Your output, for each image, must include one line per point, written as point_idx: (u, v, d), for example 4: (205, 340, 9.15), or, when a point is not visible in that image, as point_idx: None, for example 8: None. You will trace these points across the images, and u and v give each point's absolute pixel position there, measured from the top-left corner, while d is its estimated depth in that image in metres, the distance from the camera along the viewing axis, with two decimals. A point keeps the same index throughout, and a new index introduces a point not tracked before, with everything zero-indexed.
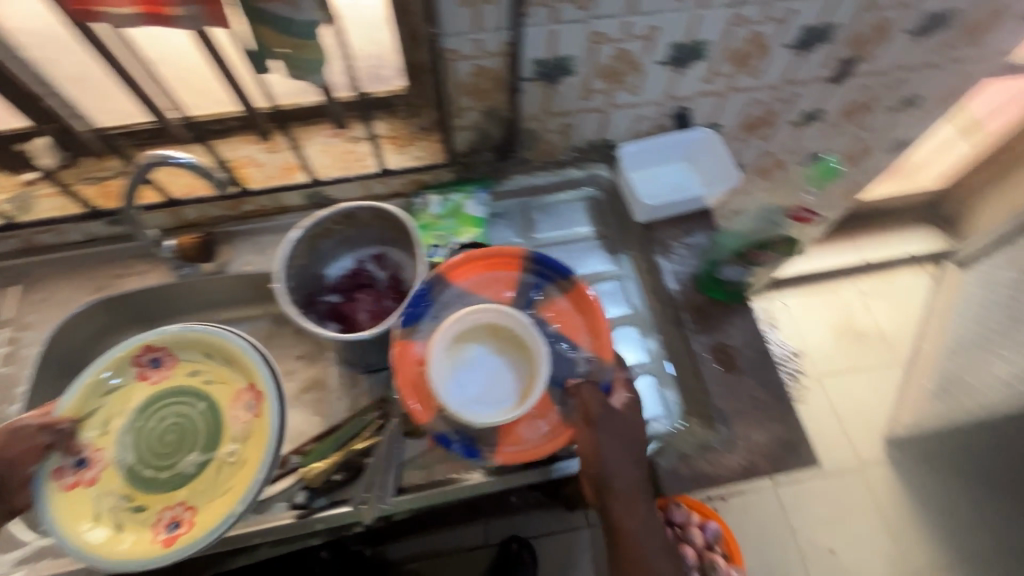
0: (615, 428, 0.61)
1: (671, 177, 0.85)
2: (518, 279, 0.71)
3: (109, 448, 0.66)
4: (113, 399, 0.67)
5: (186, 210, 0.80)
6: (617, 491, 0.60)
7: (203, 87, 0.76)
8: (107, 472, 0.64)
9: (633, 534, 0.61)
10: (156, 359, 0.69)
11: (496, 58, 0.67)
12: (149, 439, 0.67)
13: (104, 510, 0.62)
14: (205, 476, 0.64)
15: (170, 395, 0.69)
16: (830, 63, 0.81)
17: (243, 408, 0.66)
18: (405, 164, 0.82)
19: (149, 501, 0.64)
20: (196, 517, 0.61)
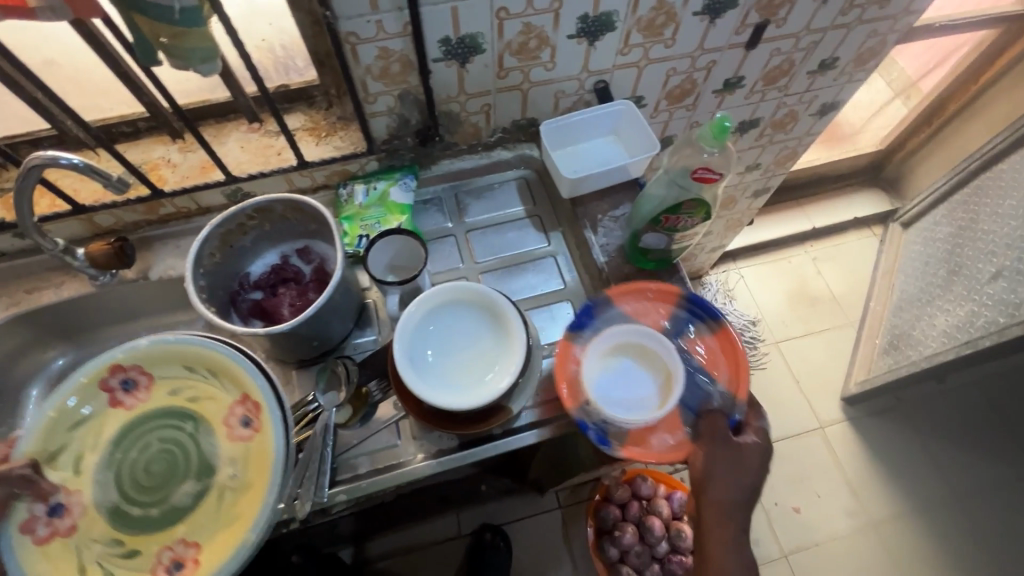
0: (733, 458, 0.66)
1: (595, 153, 0.87)
2: (674, 311, 0.72)
3: (87, 488, 0.54)
4: (84, 432, 0.56)
5: (98, 217, 0.76)
6: (707, 505, 0.68)
7: (102, 88, 0.75)
8: (87, 517, 0.53)
9: (719, 548, 0.67)
10: (127, 380, 0.58)
11: (401, 39, 0.66)
12: (132, 472, 0.56)
13: (91, 560, 0.51)
14: (206, 506, 0.54)
15: (150, 419, 0.58)
16: (741, 30, 0.82)
17: (240, 422, 0.56)
18: (326, 155, 0.80)
19: (144, 543, 0.53)
20: (201, 553, 0.51)
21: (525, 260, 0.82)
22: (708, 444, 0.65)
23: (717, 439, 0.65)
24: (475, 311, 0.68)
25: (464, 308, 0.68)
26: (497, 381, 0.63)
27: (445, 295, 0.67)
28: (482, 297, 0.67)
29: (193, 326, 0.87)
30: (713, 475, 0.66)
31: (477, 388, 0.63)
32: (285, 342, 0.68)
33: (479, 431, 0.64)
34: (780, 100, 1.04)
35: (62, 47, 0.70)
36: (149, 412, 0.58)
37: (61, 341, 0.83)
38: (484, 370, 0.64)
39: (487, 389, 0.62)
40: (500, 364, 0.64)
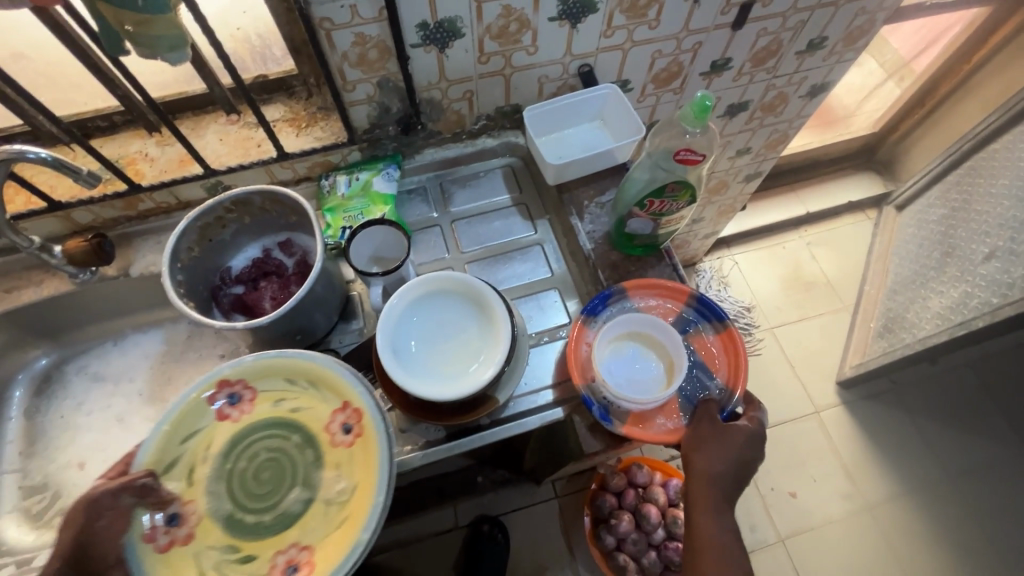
0: (725, 436, 0.64)
1: (581, 138, 0.86)
2: (682, 309, 0.72)
3: (200, 498, 0.56)
4: (195, 444, 0.57)
5: (75, 214, 0.75)
6: (696, 486, 0.64)
7: (75, 82, 0.73)
8: (202, 526, 0.55)
9: (710, 532, 0.63)
10: (233, 394, 0.59)
11: (377, 25, 0.65)
12: (244, 480, 0.57)
13: (210, 567, 0.53)
14: (317, 511, 0.55)
15: (257, 430, 0.59)
16: (727, 9, 0.80)
17: (342, 429, 0.58)
18: (306, 146, 0.78)
19: (258, 549, 0.54)
20: (315, 556, 0.53)
21: (512, 248, 0.81)
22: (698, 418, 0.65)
23: (706, 413, 0.64)
24: (460, 301, 0.67)
25: (449, 298, 0.67)
26: (482, 370, 0.62)
27: (429, 285, 0.66)
28: (467, 286, 0.66)
29: (178, 322, 0.86)
30: (704, 453, 0.63)
31: (461, 378, 0.62)
32: (267, 336, 0.67)
33: (464, 420, 0.63)
34: (769, 82, 1.03)
35: (30, 40, 0.68)
36: (256, 424, 0.59)
37: (45, 340, 0.82)
38: (468, 360, 0.64)
39: (472, 379, 0.62)
40: (485, 353, 0.63)
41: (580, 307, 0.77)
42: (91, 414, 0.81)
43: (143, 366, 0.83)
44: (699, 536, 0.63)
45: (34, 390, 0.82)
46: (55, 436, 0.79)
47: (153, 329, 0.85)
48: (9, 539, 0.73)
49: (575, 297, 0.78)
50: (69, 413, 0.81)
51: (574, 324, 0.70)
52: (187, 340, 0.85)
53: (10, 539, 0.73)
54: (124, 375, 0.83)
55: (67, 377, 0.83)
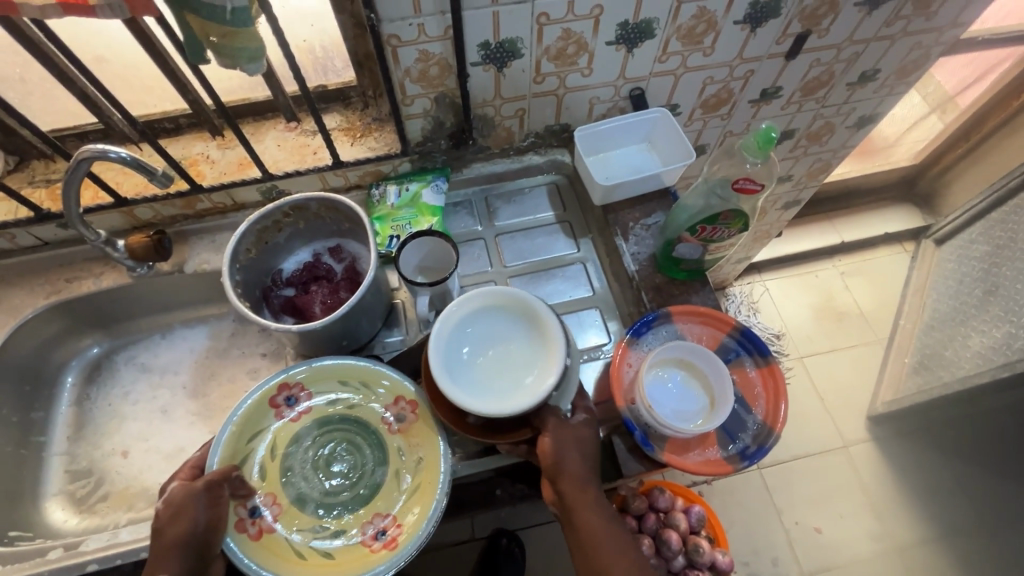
0: (573, 430, 0.61)
1: (628, 160, 0.86)
2: (724, 340, 0.72)
3: (281, 490, 0.63)
4: (262, 443, 0.64)
5: (138, 210, 0.78)
6: (569, 486, 0.59)
7: (148, 85, 0.76)
8: (287, 512, 0.62)
9: (595, 527, 0.58)
10: (290, 396, 0.66)
11: (441, 43, 0.67)
12: (319, 469, 0.65)
13: (306, 545, 0.60)
14: (392, 485, 0.63)
15: (316, 429, 0.66)
16: (783, 39, 0.81)
17: (398, 418, 0.66)
18: (360, 155, 0.80)
19: (346, 524, 0.62)
20: (398, 521, 0.61)
21: (553, 265, 0.82)
22: (548, 423, 0.60)
23: (553, 419, 0.61)
24: (516, 318, 0.66)
25: (504, 313, 0.66)
26: (534, 389, 0.60)
27: (487, 298, 0.66)
28: (525, 304, 0.65)
29: (223, 319, 0.88)
30: (564, 455, 0.59)
31: (510, 394, 0.61)
32: (315, 340, 0.69)
33: (525, 435, 0.61)
34: (817, 111, 1.02)
35: (110, 44, 0.71)
36: (314, 424, 0.66)
37: (98, 329, 0.85)
38: (518, 376, 0.63)
39: (522, 398, 0.60)
40: (537, 372, 0.62)
41: (620, 327, 0.77)
42: (136, 404, 0.82)
43: (188, 360, 0.85)
44: (587, 534, 0.58)
45: (84, 377, 0.84)
46: (101, 423, 0.81)
47: (199, 324, 0.88)
48: (52, 522, 0.75)
49: (616, 319, 0.78)
50: (115, 401, 0.83)
51: (618, 345, 0.70)
52: (230, 336, 0.87)
53: (55, 522, 0.75)
54: (170, 367, 0.85)
55: (115, 366, 0.85)
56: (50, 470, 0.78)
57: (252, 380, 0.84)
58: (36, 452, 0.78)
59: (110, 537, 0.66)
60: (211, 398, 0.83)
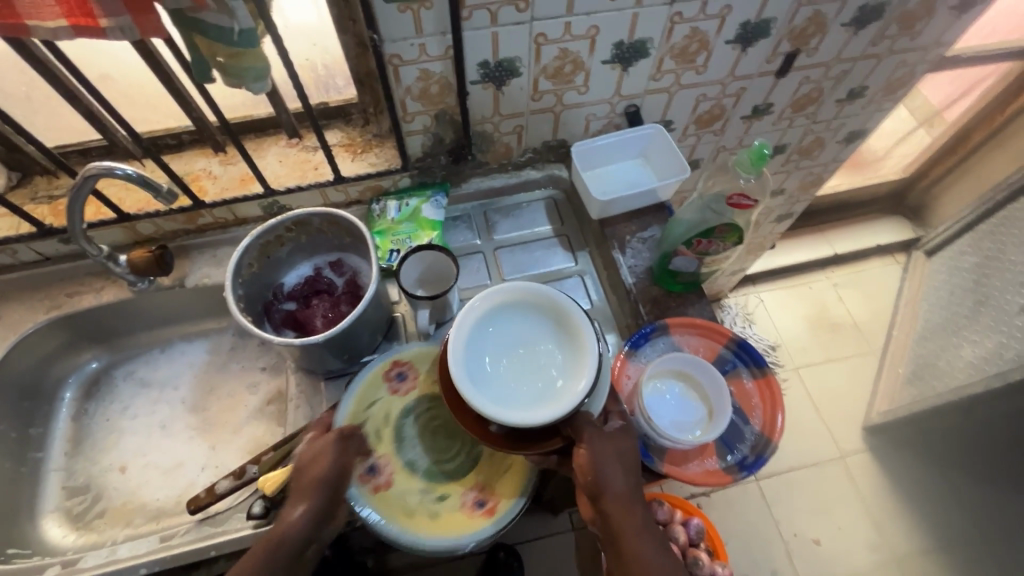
0: (609, 441, 0.59)
1: (624, 175, 0.88)
2: (720, 351, 0.73)
3: (393, 454, 0.66)
4: (377, 410, 0.68)
5: (140, 225, 0.79)
6: (610, 500, 0.58)
7: (152, 102, 0.77)
8: (398, 474, 0.65)
9: (638, 540, 0.58)
10: (402, 373, 0.70)
11: (441, 62, 0.68)
12: (425, 438, 0.68)
13: (414, 504, 0.63)
14: (492, 457, 0.67)
15: (420, 403, 0.69)
16: (774, 58, 0.83)
17: None
18: (361, 171, 0.82)
19: (449, 489, 0.65)
20: (498, 489, 0.64)
21: (552, 278, 0.83)
22: (585, 433, 0.58)
23: (590, 428, 0.59)
24: (540, 319, 0.65)
25: (529, 313, 0.65)
26: (559, 397, 0.59)
27: (514, 296, 0.64)
28: (551, 305, 0.64)
29: (223, 333, 0.89)
30: (604, 468, 0.58)
31: (535, 401, 0.59)
32: (317, 354, 0.69)
33: (555, 445, 0.59)
34: (807, 127, 1.05)
35: (118, 64, 0.72)
36: (419, 398, 0.69)
37: (97, 344, 0.85)
38: (542, 382, 0.61)
39: (546, 407, 0.58)
40: (565, 378, 0.61)
41: (618, 340, 0.78)
42: (135, 419, 0.82)
43: (187, 374, 0.85)
44: (631, 548, 0.58)
45: (82, 393, 0.84)
46: (99, 438, 0.81)
47: (198, 339, 0.88)
48: (49, 539, 0.74)
49: (614, 331, 0.79)
50: (113, 416, 0.83)
51: (616, 357, 0.71)
52: (230, 350, 0.87)
53: (51, 539, 0.74)
54: (169, 382, 0.85)
55: (113, 381, 0.85)
56: (47, 487, 0.77)
57: (252, 394, 0.84)
58: (33, 468, 0.78)
59: (108, 553, 0.65)
60: (209, 412, 0.83)
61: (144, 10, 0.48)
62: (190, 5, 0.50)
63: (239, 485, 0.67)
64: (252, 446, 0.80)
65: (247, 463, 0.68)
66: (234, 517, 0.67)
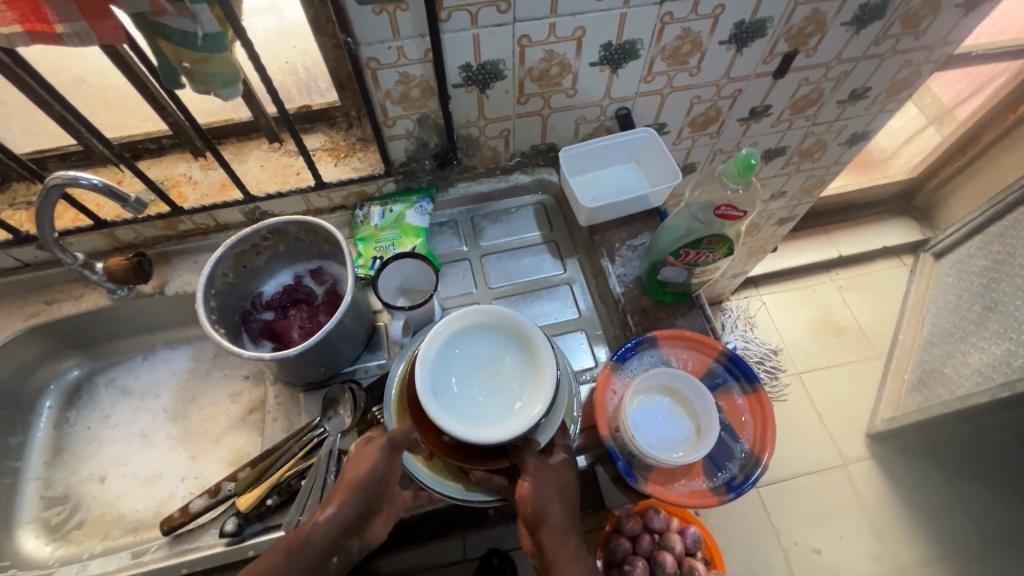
0: (554, 474, 0.58)
1: (615, 180, 0.85)
2: (709, 365, 0.70)
3: None
4: None
5: (119, 232, 0.78)
6: (548, 533, 0.56)
7: (129, 106, 0.75)
8: None
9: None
10: None
11: (421, 65, 0.66)
12: None
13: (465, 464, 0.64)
14: None
15: None
16: (771, 58, 0.80)
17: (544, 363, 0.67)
18: (344, 176, 0.79)
19: None
20: None
21: (540, 287, 0.81)
22: (529, 464, 0.58)
23: (535, 461, 0.58)
24: (513, 344, 0.63)
25: (504, 337, 0.64)
26: (514, 418, 0.57)
27: (487, 317, 0.63)
28: (529, 335, 0.62)
29: (206, 340, 0.87)
30: (543, 500, 0.57)
31: (493, 420, 0.57)
32: (294, 366, 0.67)
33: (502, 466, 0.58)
34: (808, 129, 1.01)
35: (93, 68, 0.70)
36: None
37: (79, 351, 0.84)
38: (501, 405, 0.59)
39: (497, 428, 0.56)
40: (523, 402, 0.58)
41: (607, 352, 0.76)
42: (116, 428, 0.81)
43: (168, 383, 0.84)
44: None
45: (63, 401, 0.83)
46: (79, 447, 0.80)
47: (180, 346, 0.87)
48: (27, 551, 0.73)
49: (603, 344, 0.76)
50: (95, 425, 0.82)
51: (602, 369, 0.69)
52: (213, 359, 0.86)
53: (29, 551, 0.73)
54: (151, 390, 0.84)
55: (96, 389, 0.84)
56: (26, 497, 0.76)
57: (234, 403, 0.82)
58: (13, 478, 0.77)
59: (79, 568, 0.64)
60: (191, 422, 0.81)
61: (99, 15, 0.46)
62: (151, 9, 0.48)
63: (214, 504, 0.65)
64: (233, 456, 0.78)
65: (220, 480, 0.66)
66: (207, 535, 0.65)
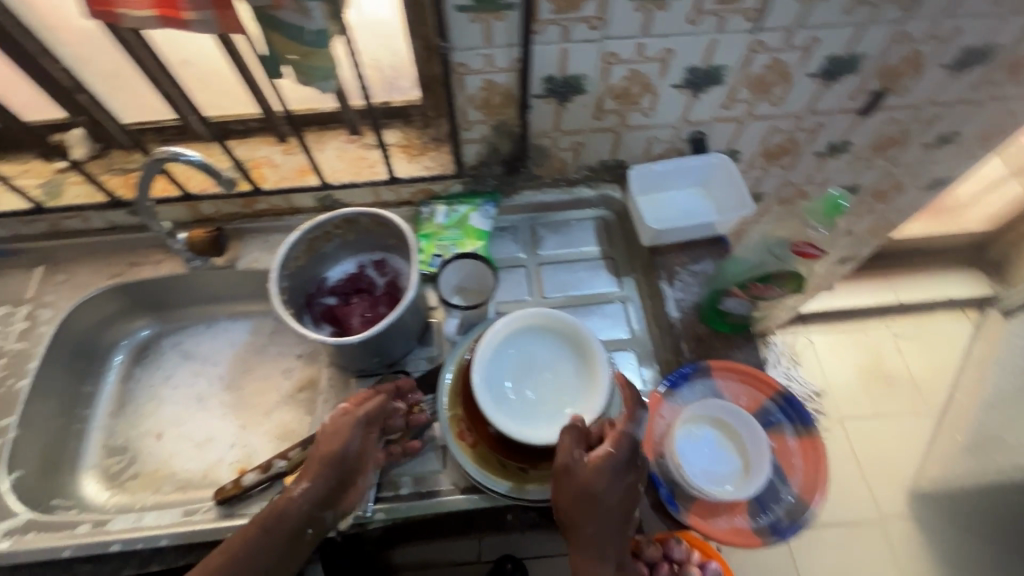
0: (589, 478, 0.54)
1: (680, 204, 0.84)
2: (762, 403, 0.69)
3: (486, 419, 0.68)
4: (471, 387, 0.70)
5: (201, 205, 0.82)
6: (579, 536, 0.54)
7: (224, 89, 0.79)
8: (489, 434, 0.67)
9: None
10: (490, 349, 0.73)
11: (506, 73, 0.67)
12: None
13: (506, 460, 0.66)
14: None
15: None
16: (858, 96, 0.78)
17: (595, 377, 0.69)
18: (415, 173, 0.81)
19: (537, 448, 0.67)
20: None
21: (593, 301, 0.81)
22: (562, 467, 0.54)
23: (563, 462, 0.54)
24: (566, 349, 0.67)
25: (557, 341, 0.67)
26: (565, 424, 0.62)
27: (542, 320, 0.67)
28: (582, 342, 0.66)
29: (266, 316, 0.91)
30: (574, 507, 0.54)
31: (544, 422, 0.62)
32: (351, 352, 0.70)
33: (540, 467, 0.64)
34: (886, 169, 0.97)
35: (198, 50, 0.75)
36: None
37: (150, 312, 0.89)
38: (552, 408, 0.64)
39: (548, 431, 0.61)
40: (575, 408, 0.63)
41: (655, 375, 0.75)
42: (176, 389, 0.86)
43: (227, 352, 0.88)
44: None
45: (131, 357, 0.88)
46: (141, 403, 0.85)
47: (240, 319, 0.91)
48: (86, 495, 0.78)
49: (653, 366, 0.75)
50: (157, 383, 0.86)
51: (653, 394, 0.69)
52: (269, 336, 0.89)
53: (88, 495, 0.78)
54: (210, 357, 0.88)
55: (161, 350, 0.89)
56: (90, 443, 0.81)
57: (285, 380, 0.85)
58: (81, 423, 0.82)
59: (134, 519, 0.68)
60: (243, 392, 0.85)
61: (223, 5, 0.50)
62: (270, 3, 0.51)
63: (264, 479, 0.68)
64: (281, 431, 0.81)
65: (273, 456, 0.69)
66: (255, 507, 0.68)
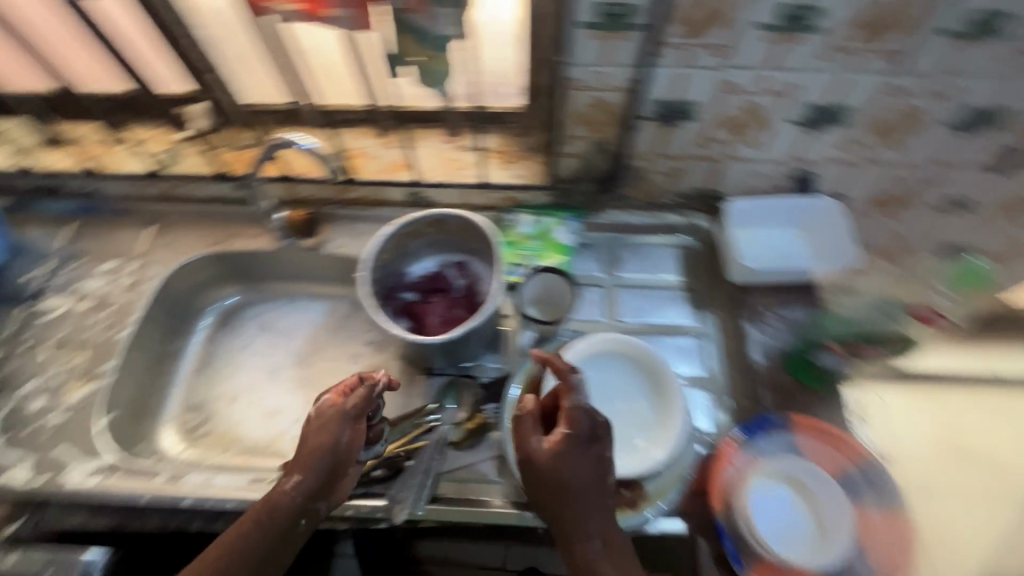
0: (554, 465, 0.53)
1: (777, 243, 0.79)
2: (846, 468, 0.65)
3: None
4: None
5: (300, 187, 0.86)
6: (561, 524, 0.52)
7: (336, 77, 0.78)
8: None
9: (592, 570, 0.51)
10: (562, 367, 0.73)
11: (616, 92, 0.67)
12: None
13: None
14: None
15: None
16: (991, 148, 0.68)
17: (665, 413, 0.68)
18: (506, 180, 0.82)
19: None
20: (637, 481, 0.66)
21: (667, 331, 0.78)
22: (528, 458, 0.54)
23: (529, 451, 0.54)
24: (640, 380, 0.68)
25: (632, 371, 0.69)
26: (634, 456, 0.63)
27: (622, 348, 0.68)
28: (659, 377, 0.67)
29: (342, 300, 0.94)
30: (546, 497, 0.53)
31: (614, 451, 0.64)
32: (425, 350, 0.72)
33: None
34: None
35: None
36: None
37: (239, 282, 0.94)
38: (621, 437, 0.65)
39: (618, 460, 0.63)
40: (644, 440, 0.65)
41: (728, 420, 0.71)
42: (253, 357, 0.90)
43: (302, 330, 0.91)
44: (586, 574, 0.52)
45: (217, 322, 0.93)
46: (220, 366, 0.89)
47: (318, 300, 0.94)
48: (164, 446, 0.83)
49: (727, 409, 0.72)
50: (236, 350, 0.91)
51: (726, 442, 0.66)
52: (342, 320, 0.92)
53: (165, 446, 0.83)
54: (287, 332, 0.92)
55: (243, 318, 0.94)
56: (171, 398, 0.87)
57: (352, 364, 0.88)
58: (167, 377, 0.88)
59: (206, 479, 0.72)
60: (312, 370, 0.88)
61: None
62: None
63: None
64: None
65: None
66: None
